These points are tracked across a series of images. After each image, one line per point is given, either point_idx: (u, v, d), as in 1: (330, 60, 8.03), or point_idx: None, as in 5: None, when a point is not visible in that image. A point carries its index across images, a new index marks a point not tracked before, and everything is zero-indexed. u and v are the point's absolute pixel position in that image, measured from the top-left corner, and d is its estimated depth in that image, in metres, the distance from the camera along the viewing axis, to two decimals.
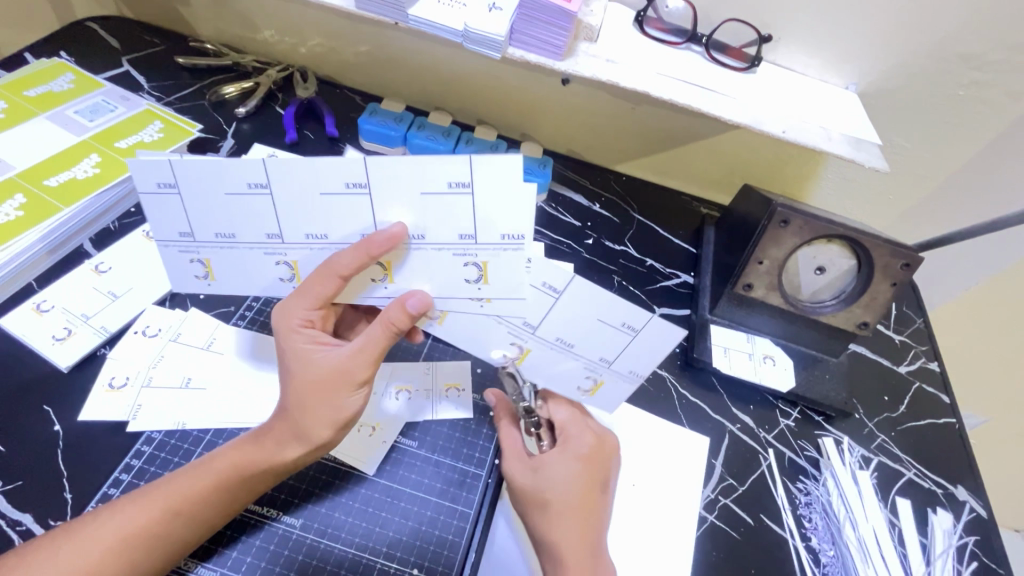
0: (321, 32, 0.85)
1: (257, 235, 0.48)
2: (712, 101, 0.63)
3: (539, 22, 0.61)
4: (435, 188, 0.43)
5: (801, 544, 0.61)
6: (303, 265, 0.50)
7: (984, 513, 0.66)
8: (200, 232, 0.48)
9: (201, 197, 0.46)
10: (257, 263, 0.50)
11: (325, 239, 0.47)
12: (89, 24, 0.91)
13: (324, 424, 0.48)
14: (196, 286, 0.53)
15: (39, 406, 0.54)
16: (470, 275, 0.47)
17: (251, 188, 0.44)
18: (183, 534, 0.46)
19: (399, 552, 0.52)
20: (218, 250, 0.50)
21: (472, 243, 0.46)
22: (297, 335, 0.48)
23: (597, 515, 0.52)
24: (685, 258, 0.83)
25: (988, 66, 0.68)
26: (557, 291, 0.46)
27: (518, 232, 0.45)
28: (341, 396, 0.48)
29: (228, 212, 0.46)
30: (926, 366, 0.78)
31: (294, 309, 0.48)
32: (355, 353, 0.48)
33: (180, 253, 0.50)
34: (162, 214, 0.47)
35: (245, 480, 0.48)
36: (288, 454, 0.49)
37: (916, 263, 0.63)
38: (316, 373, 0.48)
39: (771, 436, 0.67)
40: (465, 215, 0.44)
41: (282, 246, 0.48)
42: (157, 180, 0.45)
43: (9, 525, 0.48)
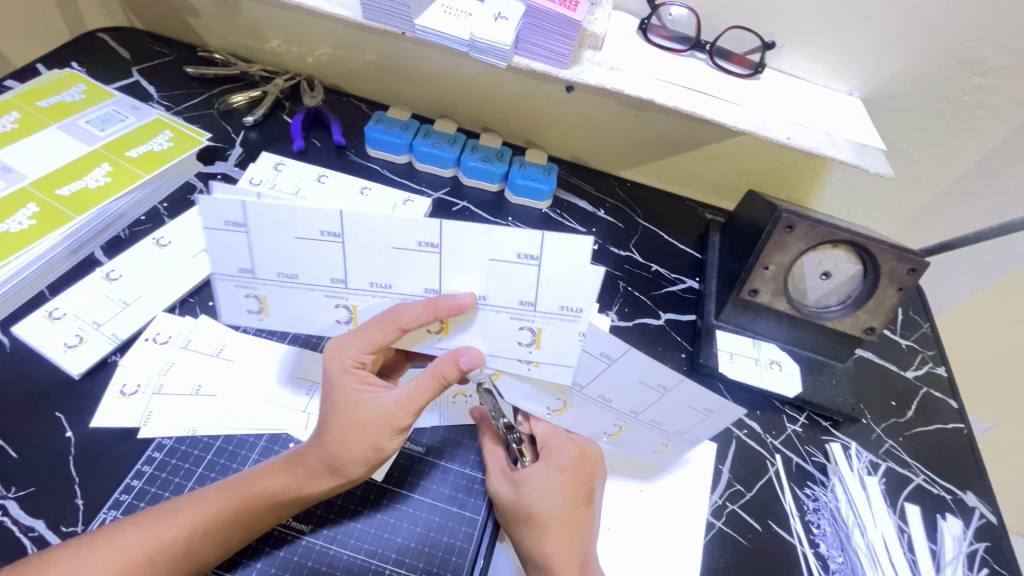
0: (328, 41, 0.86)
1: (321, 278, 0.48)
2: (716, 108, 0.64)
3: (545, 32, 0.62)
4: (504, 257, 0.45)
5: (810, 550, 0.61)
6: (362, 310, 0.50)
7: (994, 519, 0.66)
8: (262, 271, 0.47)
9: (272, 237, 0.45)
10: (317, 304, 0.50)
11: (389, 289, 0.49)
12: (99, 35, 0.92)
13: (358, 463, 0.49)
14: (246, 319, 0.51)
15: (51, 413, 0.55)
16: (523, 338, 0.49)
17: (323, 235, 0.45)
18: (206, 554, 0.47)
19: (408, 558, 0.52)
20: (278, 288, 0.49)
21: (530, 310, 0.48)
22: (348, 376, 0.49)
23: (581, 528, 0.52)
24: (690, 264, 0.83)
25: (992, 71, 0.69)
26: (575, 311, 0.47)
27: (577, 305, 0.47)
28: (382, 439, 0.49)
29: (297, 256, 0.46)
30: (933, 371, 0.78)
31: (347, 349, 0.49)
32: (404, 402, 0.49)
33: (236, 287, 0.49)
34: (224, 251, 0.46)
35: (276, 509, 0.49)
36: (319, 488, 0.49)
37: (923, 268, 0.63)
38: (362, 416, 0.49)
39: (778, 442, 0.67)
40: (528, 285, 0.46)
41: (343, 290, 0.49)
42: (226, 219, 0.44)
43: (21, 530, 0.49)
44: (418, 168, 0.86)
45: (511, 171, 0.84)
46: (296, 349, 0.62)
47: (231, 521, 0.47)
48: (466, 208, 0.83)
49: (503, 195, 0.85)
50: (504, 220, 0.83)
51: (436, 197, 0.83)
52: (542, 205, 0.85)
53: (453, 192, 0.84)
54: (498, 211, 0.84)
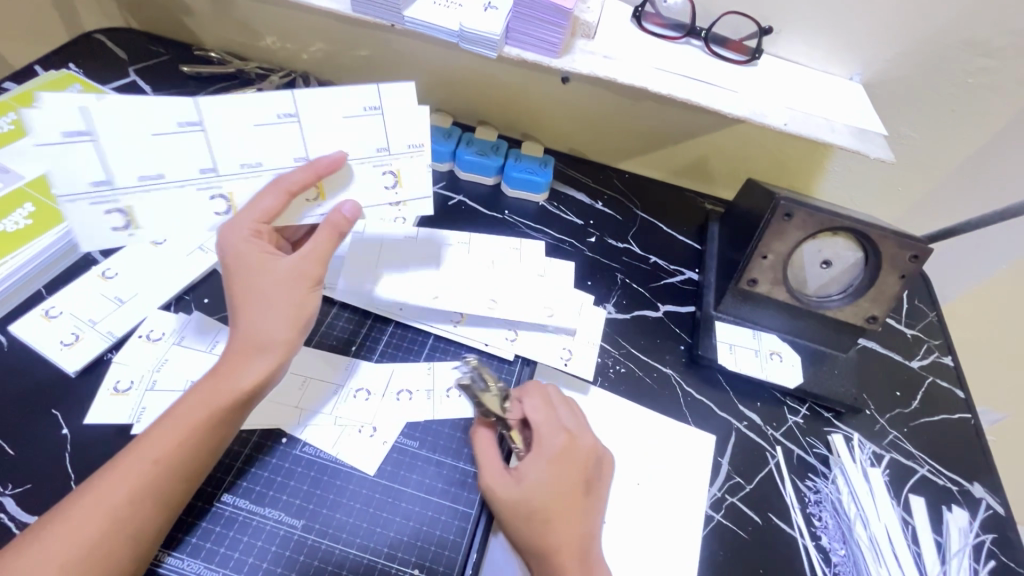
0: (322, 37, 0.86)
1: (191, 172, 0.52)
2: (711, 94, 0.63)
3: (536, 21, 0.61)
4: (353, 112, 0.53)
5: (811, 543, 0.60)
6: (240, 196, 0.54)
7: (1001, 510, 0.64)
8: (121, 179, 0.50)
9: (118, 140, 0.49)
10: (194, 202, 0.54)
11: (258, 167, 0.53)
12: (96, 36, 0.93)
13: (282, 330, 0.50)
14: (116, 238, 0.54)
15: (47, 410, 0.55)
16: (387, 182, 0.57)
17: (181, 126, 0.50)
18: (172, 485, 0.46)
19: (400, 553, 0.52)
20: (143, 193, 0.52)
21: (386, 154, 0.55)
22: (246, 245, 0.51)
23: (584, 517, 0.53)
24: (690, 255, 0.82)
25: (996, 52, 0.67)
26: (418, 143, 0.56)
27: (419, 140, 0.56)
28: (293, 291, 0.51)
29: (154, 153, 0.50)
30: (939, 360, 0.76)
31: (239, 224, 0.51)
32: (309, 255, 0.52)
33: (96, 204, 0.51)
34: (73, 167, 0.49)
35: (218, 415, 0.48)
36: (249, 377, 0.49)
37: (926, 255, 0.61)
38: (271, 275, 0.51)
39: (779, 433, 0.66)
40: (379, 132, 0.54)
41: (216, 179, 0.53)
42: (65, 130, 0.47)
43: (18, 527, 0.49)
44: None
45: (507, 163, 0.83)
46: None
47: (190, 437, 0.47)
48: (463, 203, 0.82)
49: (500, 188, 0.84)
50: (500, 214, 0.82)
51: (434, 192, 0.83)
52: (538, 198, 0.84)
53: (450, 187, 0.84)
54: (494, 205, 0.83)
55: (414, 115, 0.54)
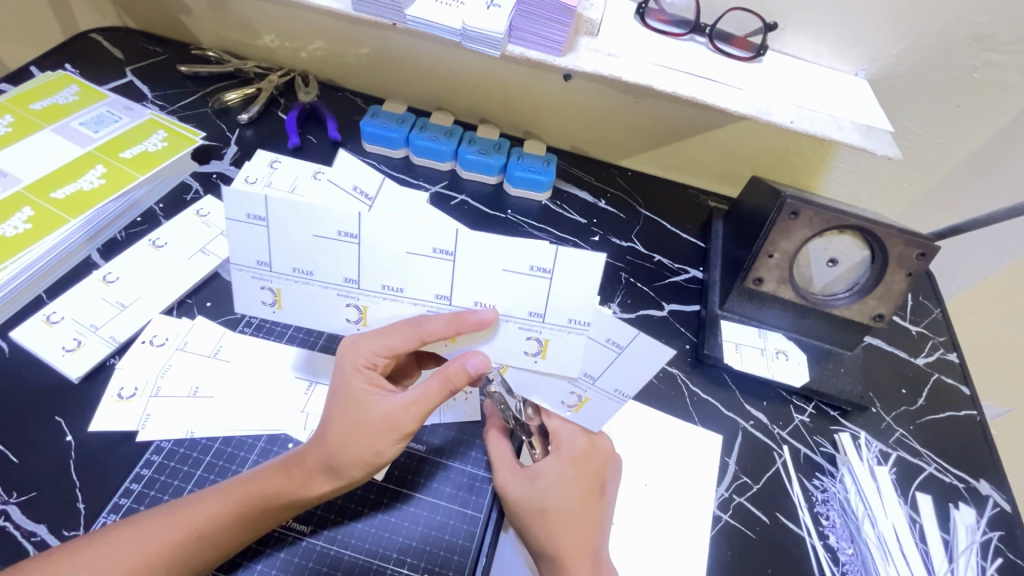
0: (321, 36, 0.85)
1: (337, 278, 0.47)
2: (716, 92, 0.62)
3: (540, 19, 0.61)
4: (517, 268, 0.44)
5: (819, 542, 0.59)
6: (373, 310, 0.49)
7: (1008, 507, 0.64)
8: (278, 265, 0.46)
9: (287, 230, 0.44)
10: (327, 303, 0.48)
11: (401, 293, 0.47)
12: (92, 36, 0.92)
13: (356, 467, 0.49)
14: (260, 312, 0.50)
15: (51, 417, 0.55)
16: (530, 348, 0.48)
17: (341, 235, 0.44)
18: (203, 558, 0.46)
19: (409, 557, 0.51)
20: (292, 282, 0.47)
21: (539, 321, 0.47)
22: (357, 374, 0.49)
23: (595, 520, 0.52)
24: (694, 253, 0.82)
25: (1003, 47, 0.66)
26: (584, 323, 0.46)
27: (586, 318, 0.46)
28: (382, 442, 0.49)
29: (314, 252, 0.45)
30: (945, 357, 0.76)
31: (362, 346, 0.49)
32: (409, 407, 0.49)
33: (253, 279, 0.48)
34: (243, 241, 0.45)
35: (277, 511, 0.48)
36: (315, 489, 0.49)
37: (933, 253, 0.61)
38: (366, 416, 0.48)
39: (786, 433, 0.66)
40: (538, 297, 0.45)
41: (357, 291, 0.47)
42: (248, 211, 0.43)
43: (24, 536, 0.49)
44: (416, 162, 0.84)
45: (509, 162, 0.82)
46: (291, 349, 0.62)
47: (237, 516, 0.47)
48: (465, 202, 0.82)
49: (502, 186, 0.84)
50: (503, 213, 0.82)
51: (434, 190, 0.82)
52: (541, 197, 0.84)
53: (451, 186, 0.83)
54: (496, 204, 0.83)
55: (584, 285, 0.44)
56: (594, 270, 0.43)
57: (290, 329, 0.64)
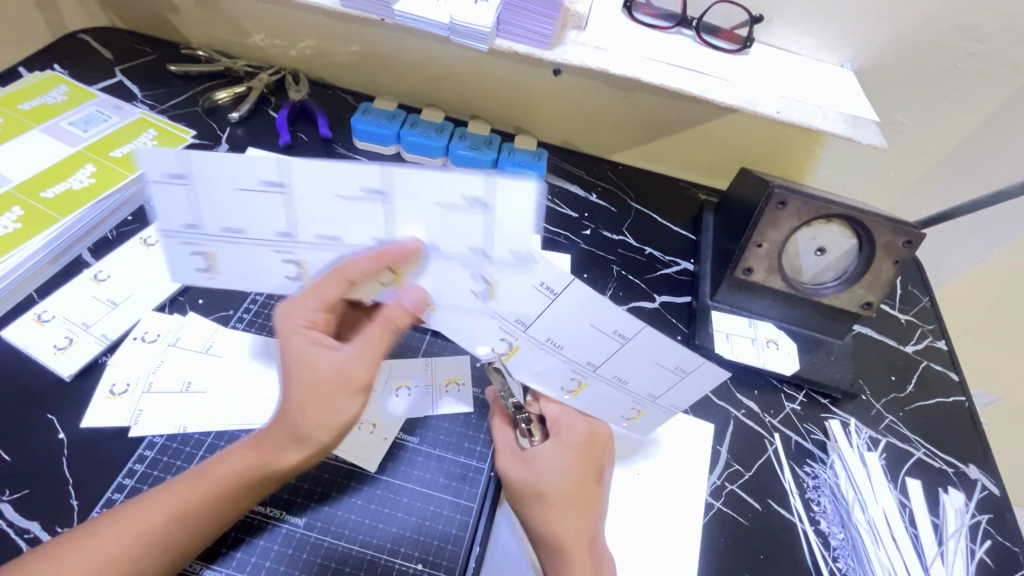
0: (311, 34, 0.85)
1: (268, 233, 0.47)
2: (703, 84, 0.62)
3: (527, 13, 0.61)
4: (600, 327, 0.47)
5: (810, 528, 0.60)
6: (312, 264, 0.49)
7: (996, 491, 0.65)
8: (208, 226, 0.46)
9: (208, 187, 0.44)
10: (265, 261, 0.48)
11: (336, 242, 0.47)
12: (81, 36, 0.91)
13: (319, 429, 0.47)
14: (196, 277, 0.51)
15: (42, 414, 0.55)
16: (477, 288, 0.47)
17: (263, 186, 0.44)
18: (184, 540, 0.46)
19: (403, 547, 0.52)
20: (225, 244, 0.48)
21: (588, 369, 0.51)
22: (298, 336, 0.47)
23: (594, 506, 0.52)
24: (684, 246, 0.83)
25: (986, 37, 0.67)
26: (655, 364, 0.50)
27: (663, 359, 0.49)
28: (337, 397, 0.46)
29: (237, 208, 0.45)
30: (934, 345, 0.77)
31: (297, 309, 0.48)
32: (359, 355, 0.47)
33: (184, 245, 0.48)
34: (165, 206, 0.45)
35: (245, 486, 0.48)
36: (284, 461, 0.47)
37: (919, 240, 0.62)
38: (316, 376, 0.46)
39: (777, 420, 0.67)
40: (603, 351, 0.49)
41: (292, 245, 0.47)
42: (165, 170, 0.43)
43: (17, 533, 0.48)
44: (407, 158, 0.85)
45: (500, 157, 0.83)
46: (283, 344, 0.62)
47: (205, 494, 0.47)
48: None
49: None
50: None
51: None
52: None
53: None
54: None
55: (645, 358, 0.49)
56: (664, 351, 0.48)
57: None
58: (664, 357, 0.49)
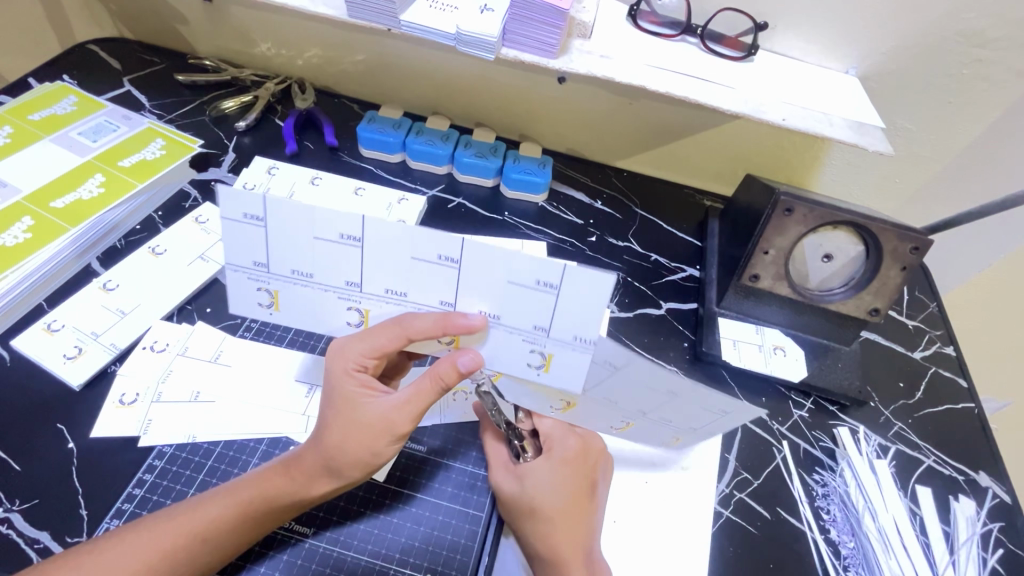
0: (317, 43, 0.86)
1: (338, 281, 0.46)
2: (709, 91, 0.62)
3: (533, 22, 0.61)
4: (654, 385, 0.48)
5: (820, 537, 0.60)
6: (375, 314, 0.48)
7: (1007, 499, 0.64)
8: (277, 267, 0.45)
9: (287, 231, 0.43)
10: (328, 306, 0.48)
11: (404, 297, 0.46)
12: (90, 46, 0.92)
13: (357, 467, 0.49)
14: (254, 312, 0.49)
15: (53, 424, 0.55)
16: (533, 360, 0.47)
17: (343, 238, 0.43)
18: (207, 560, 0.46)
19: (411, 557, 0.52)
20: (291, 285, 0.46)
21: (640, 413, 0.53)
22: (349, 378, 0.49)
23: (588, 520, 0.52)
24: (690, 252, 0.82)
25: (991, 43, 0.67)
26: (710, 409, 0.50)
27: (716, 406, 0.49)
28: (379, 443, 0.49)
29: (312, 255, 0.44)
30: (942, 351, 0.77)
31: (349, 351, 0.49)
32: (404, 407, 0.49)
33: (249, 280, 0.47)
34: (239, 242, 0.44)
35: (277, 512, 0.49)
36: (317, 490, 0.49)
37: (926, 246, 0.62)
38: (362, 418, 0.49)
39: (785, 428, 0.66)
40: (655, 401, 0.51)
41: (358, 294, 0.46)
42: (246, 211, 0.42)
43: (27, 543, 0.49)
44: (412, 166, 0.85)
45: (506, 164, 0.83)
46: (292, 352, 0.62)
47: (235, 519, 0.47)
48: (462, 205, 0.82)
49: (499, 189, 0.84)
50: (500, 215, 0.82)
51: (432, 194, 0.83)
52: (538, 199, 0.84)
53: (448, 189, 0.84)
54: (493, 207, 0.83)
55: (694, 408, 0.50)
56: (718, 404, 0.49)
57: (290, 333, 0.64)
58: (715, 405, 0.49)
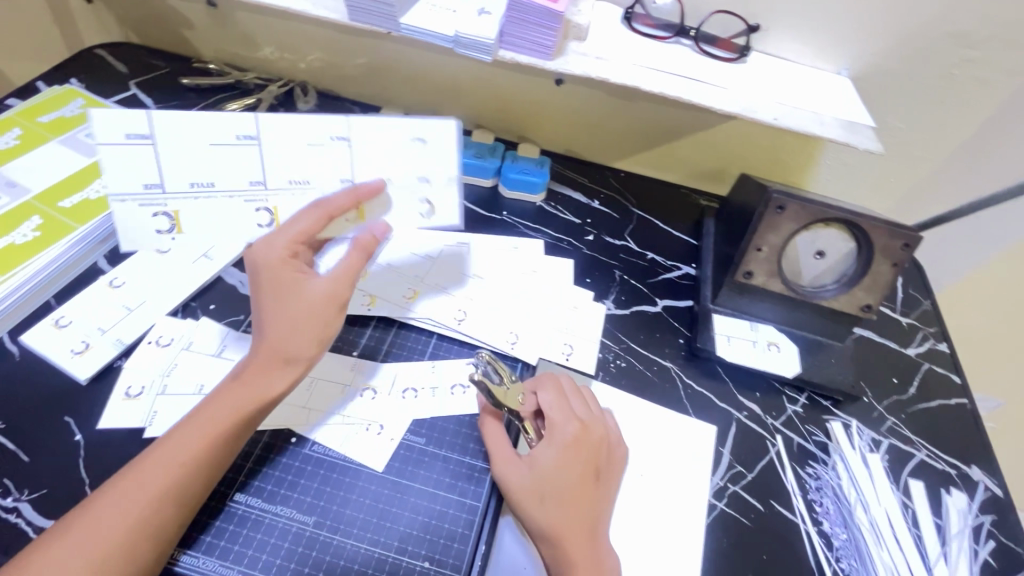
0: (319, 46, 0.87)
1: (241, 184, 0.59)
2: (702, 91, 0.64)
3: (528, 25, 0.63)
4: None
5: (813, 528, 0.60)
6: (283, 210, 0.60)
7: (999, 492, 0.65)
8: (176, 184, 0.58)
9: (171, 145, 0.57)
10: (240, 211, 0.60)
11: (306, 185, 0.59)
12: (97, 51, 0.94)
13: (310, 347, 0.53)
14: (155, 239, 0.62)
15: (60, 417, 0.56)
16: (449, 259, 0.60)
17: (241, 139, 0.57)
18: (193, 488, 0.48)
19: (410, 546, 0.53)
20: (189, 202, 0.59)
21: None
22: (284, 273, 0.53)
23: (593, 504, 0.54)
24: (686, 250, 0.84)
25: (980, 44, 0.69)
26: None
27: None
28: (326, 317, 0.53)
29: (209, 162, 0.58)
30: (935, 347, 0.77)
31: (275, 245, 0.53)
32: (341, 278, 0.54)
33: (142, 206, 0.59)
34: (133, 164, 0.57)
35: (242, 418, 0.50)
36: (279, 384, 0.52)
37: (916, 243, 0.63)
38: (304, 302, 0.52)
39: (779, 422, 0.67)
40: None
41: (263, 193, 0.59)
42: (127, 132, 0.56)
43: (35, 531, 0.50)
44: None
45: (504, 165, 0.85)
46: None
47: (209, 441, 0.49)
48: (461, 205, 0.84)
49: (498, 189, 0.86)
50: (499, 214, 0.83)
51: None
52: (536, 198, 0.85)
53: None
54: (492, 206, 0.84)
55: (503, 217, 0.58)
56: None
57: None
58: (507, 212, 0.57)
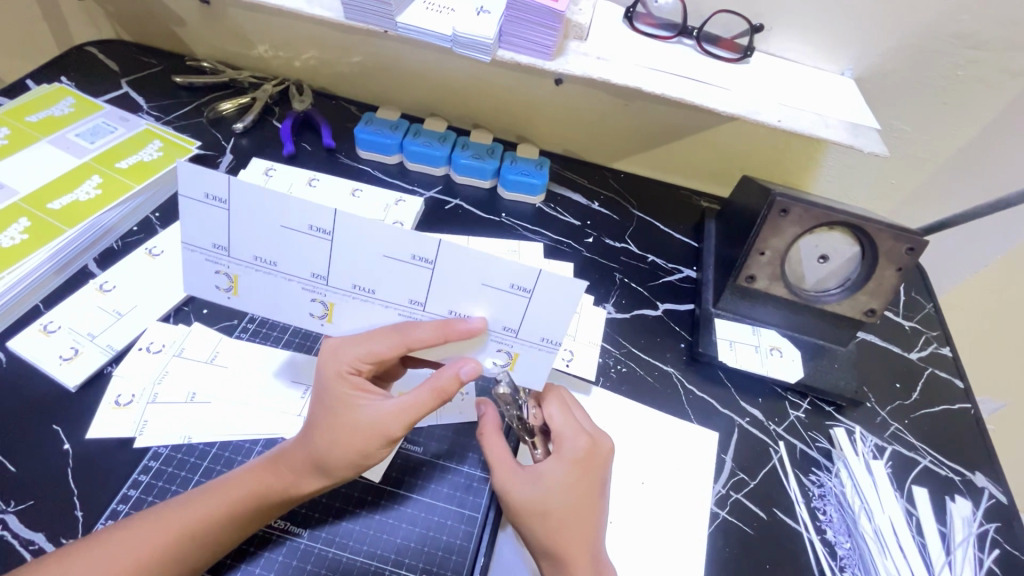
0: (315, 44, 0.86)
1: (303, 272, 0.49)
2: (705, 92, 0.63)
3: (528, 23, 0.61)
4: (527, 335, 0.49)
5: (816, 537, 0.60)
6: (338, 308, 0.51)
7: (1004, 499, 0.64)
8: (238, 252, 0.49)
9: (247, 215, 0.46)
10: (294, 295, 0.50)
11: (371, 294, 0.49)
12: (88, 48, 0.92)
13: (344, 467, 0.48)
14: (214, 296, 0.52)
15: (48, 425, 0.55)
16: (499, 359, 0.51)
17: (311, 229, 0.46)
18: (195, 558, 0.46)
19: (407, 558, 0.52)
20: (252, 270, 0.50)
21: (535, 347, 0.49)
22: (342, 380, 0.49)
23: (595, 521, 0.52)
24: (687, 253, 0.83)
25: (985, 44, 0.68)
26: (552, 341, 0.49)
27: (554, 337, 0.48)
28: (370, 446, 0.48)
29: (273, 242, 0.47)
30: (938, 351, 0.77)
31: (343, 353, 0.49)
32: (399, 412, 0.48)
33: (207, 262, 0.50)
34: (200, 222, 0.48)
35: (266, 510, 0.49)
36: (305, 486, 0.49)
37: (922, 247, 0.62)
38: (354, 424, 0.48)
39: (781, 429, 0.66)
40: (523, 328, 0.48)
41: (324, 287, 0.49)
42: (207, 191, 0.46)
43: (21, 544, 0.48)
44: (410, 168, 0.85)
45: (502, 166, 0.83)
46: (289, 353, 0.62)
47: (223, 517, 0.47)
48: (459, 206, 0.82)
49: (496, 190, 0.85)
50: (497, 216, 0.82)
51: (429, 196, 0.83)
52: (535, 200, 0.84)
53: (446, 191, 0.84)
54: (490, 208, 0.83)
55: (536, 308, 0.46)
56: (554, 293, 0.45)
57: (286, 333, 0.64)
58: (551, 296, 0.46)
